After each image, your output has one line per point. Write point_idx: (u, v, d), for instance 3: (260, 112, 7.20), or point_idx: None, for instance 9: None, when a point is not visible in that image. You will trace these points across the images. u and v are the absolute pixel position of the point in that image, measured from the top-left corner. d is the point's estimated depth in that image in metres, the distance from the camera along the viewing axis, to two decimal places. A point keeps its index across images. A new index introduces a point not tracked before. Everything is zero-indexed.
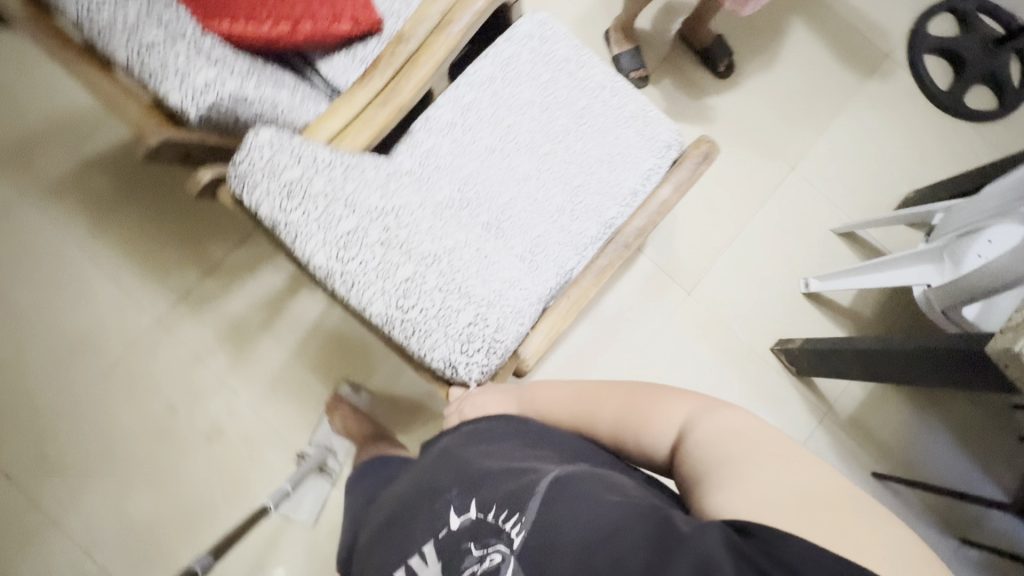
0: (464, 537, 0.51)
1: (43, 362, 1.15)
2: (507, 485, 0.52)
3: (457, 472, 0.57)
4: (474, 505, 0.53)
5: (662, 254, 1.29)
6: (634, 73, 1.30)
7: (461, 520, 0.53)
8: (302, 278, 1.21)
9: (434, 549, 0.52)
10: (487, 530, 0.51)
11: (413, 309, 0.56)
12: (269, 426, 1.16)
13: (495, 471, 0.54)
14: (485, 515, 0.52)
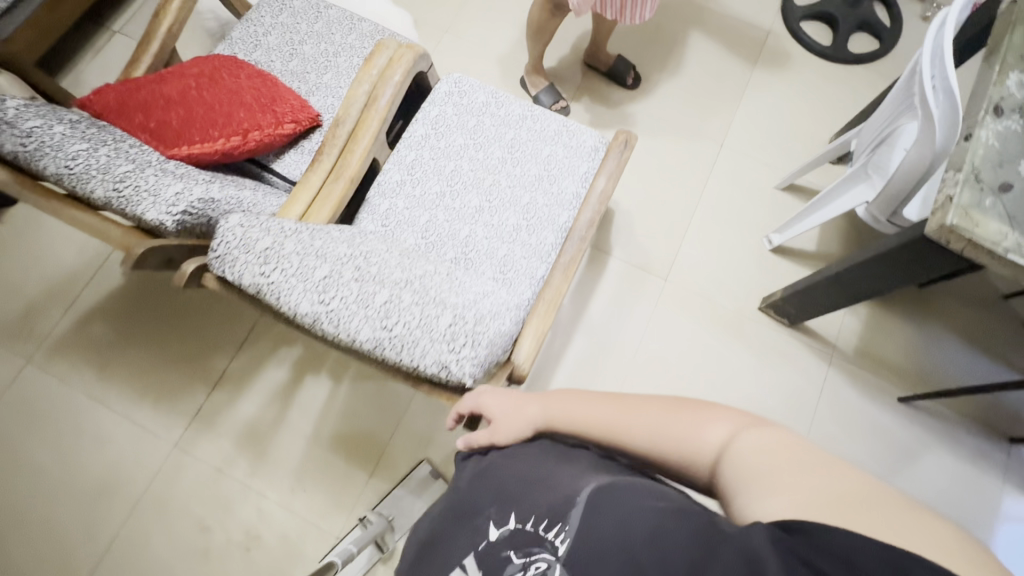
0: (503, 546, 0.49)
1: (72, 517, 1.17)
2: (545, 498, 0.50)
3: (493, 492, 0.55)
4: (513, 517, 0.50)
5: (630, 251, 1.36)
6: (555, 105, 1.44)
7: (500, 531, 0.50)
8: (303, 367, 1.26)
9: (474, 561, 0.49)
10: (527, 538, 0.48)
11: (399, 325, 0.60)
12: (303, 518, 1.17)
13: (533, 490, 0.52)
14: (523, 523, 0.49)
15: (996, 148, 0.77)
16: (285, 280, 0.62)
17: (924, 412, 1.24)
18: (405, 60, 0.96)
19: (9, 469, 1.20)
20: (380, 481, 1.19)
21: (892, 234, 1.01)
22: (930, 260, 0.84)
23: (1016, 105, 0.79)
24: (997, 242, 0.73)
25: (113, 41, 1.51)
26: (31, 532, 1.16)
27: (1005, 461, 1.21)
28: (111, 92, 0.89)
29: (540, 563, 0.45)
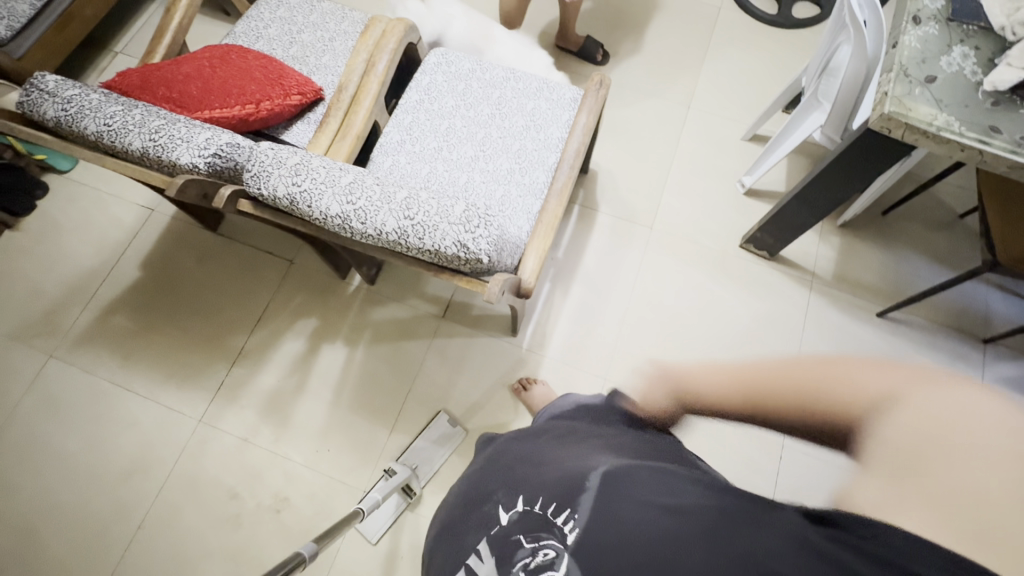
0: (513, 530, 0.49)
1: (102, 497, 1.19)
2: (532, 484, 0.52)
3: (500, 477, 0.57)
4: (521, 501, 0.51)
5: (616, 206, 1.46)
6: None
7: (509, 515, 0.51)
8: (319, 337, 1.32)
9: (487, 544, 0.49)
10: (537, 523, 0.48)
11: (419, 212, 0.68)
12: (330, 476, 1.21)
13: (541, 482, 0.52)
14: (531, 507, 0.50)
15: (918, 49, 0.89)
16: (315, 188, 0.70)
17: (902, 324, 1.34)
18: (397, 31, 1.07)
19: (37, 461, 1.22)
20: (403, 434, 1.24)
21: (837, 149, 1.14)
22: (887, 151, 0.95)
23: (930, 14, 0.92)
24: (930, 122, 0.84)
25: (115, 60, 1.62)
26: (61, 517, 1.18)
27: (983, 361, 1.30)
28: (134, 74, 0.99)
29: (549, 550, 0.45)
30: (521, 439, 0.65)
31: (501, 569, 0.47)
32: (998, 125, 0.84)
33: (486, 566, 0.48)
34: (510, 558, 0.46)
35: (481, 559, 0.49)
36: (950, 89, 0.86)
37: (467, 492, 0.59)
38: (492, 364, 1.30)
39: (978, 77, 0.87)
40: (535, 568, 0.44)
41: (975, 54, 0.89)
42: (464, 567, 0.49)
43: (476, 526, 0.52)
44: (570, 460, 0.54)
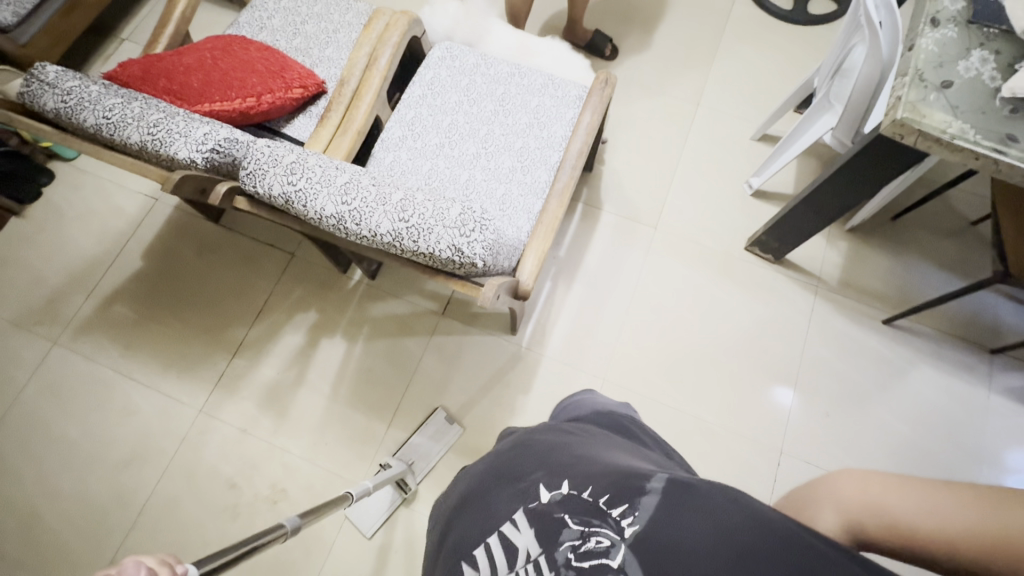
0: (555, 509, 0.47)
1: (103, 484, 1.21)
2: (580, 473, 0.50)
3: (541, 461, 0.56)
4: (565, 484, 0.50)
5: (620, 205, 1.45)
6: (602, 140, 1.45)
7: (551, 495, 0.49)
8: (319, 331, 1.33)
9: (524, 516, 0.49)
10: (587, 510, 0.45)
11: (413, 215, 0.67)
12: (326, 470, 1.21)
13: (596, 473, 0.49)
14: (579, 492, 0.48)
15: (935, 53, 0.86)
16: (310, 187, 0.69)
17: (908, 332, 1.32)
18: (400, 24, 1.06)
19: (40, 446, 1.24)
20: (400, 430, 1.24)
21: (848, 153, 1.11)
22: (897, 157, 0.93)
23: (950, 16, 0.89)
24: (944, 129, 0.81)
25: (121, 47, 1.61)
26: (63, 502, 1.20)
27: (989, 372, 1.27)
28: (135, 65, 0.98)
29: (602, 538, 0.42)
30: (560, 435, 0.63)
31: (538, 542, 0.46)
32: (1016, 133, 0.81)
33: (521, 534, 0.48)
34: (553, 537, 0.45)
35: (515, 528, 0.49)
36: (967, 95, 0.83)
37: (502, 470, 0.59)
38: (491, 362, 1.30)
39: (997, 82, 0.84)
40: (584, 551, 0.42)
41: (994, 59, 0.86)
42: (498, 533, 0.50)
43: (512, 499, 0.53)
44: (629, 462, 0.51)
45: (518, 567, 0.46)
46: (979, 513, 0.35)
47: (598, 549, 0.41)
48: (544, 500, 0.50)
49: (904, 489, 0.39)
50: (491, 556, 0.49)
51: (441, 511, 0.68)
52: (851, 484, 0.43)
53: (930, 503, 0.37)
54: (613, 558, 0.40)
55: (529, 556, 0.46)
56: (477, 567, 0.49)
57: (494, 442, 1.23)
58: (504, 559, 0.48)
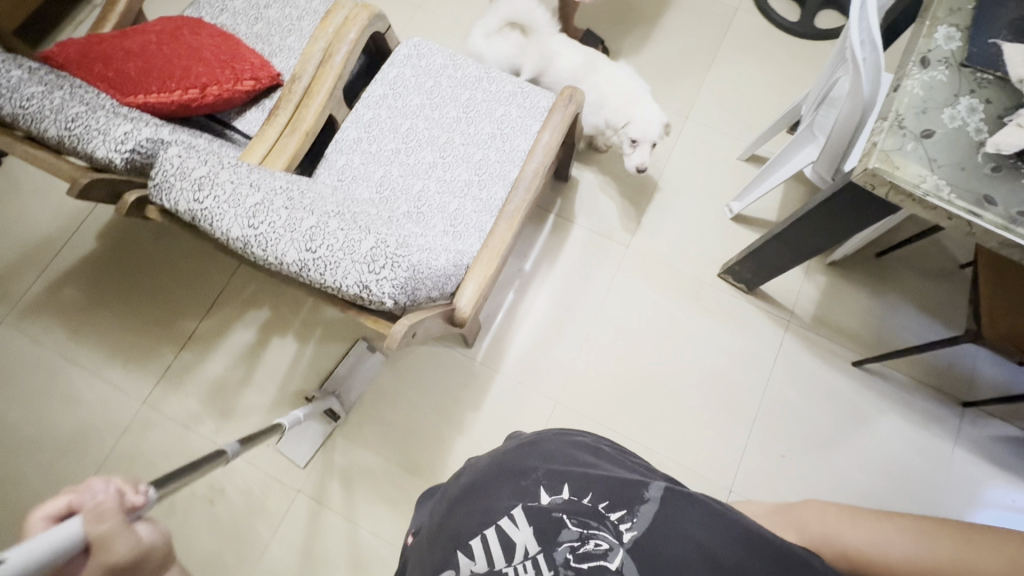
0: (555, 508, 0.53)
1: (41, 469, 1.20)
2: (579, 477, 0.56)
3: (540, 457, 0.60)
4: (567, 488, 0.55)
5: (593, 220, 1.39)
6: (636, 169, 1.23)
7: (552, 497, 0.54)
8: (270, 328, 1.30)
9: (524, 512, 0.54)
10: (588, 514, 0.52)
11: (320, 247, 0.63)
12: (265, 473, 1.19)
13: (596, 478, 0.55)
14: (579, 497, 0.54)
15: (920, 97, 0.80)
16: (216, 206, 0.65)
17: (877, 376, 1.27)
18: (359, 19, 1.00)
19: None
20: (344, 437, 1.22)
21: (825, 189, 1.05)
22: (868, 203, 0.87)
23: (943, 57, 0.82)
24: (916, 185, 0.75)
25: (92, 15, 1.55)
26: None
27: (958, 425, 1.22)
28: (74, 46, 0.92)
29: (602, 541, 0.49)
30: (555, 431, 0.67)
31: (537, 537, 0.52)
32: (994, 195, 0.74)
33: (521, 530, 0.53)
34: (555, 537, 0.51)
35: (515, 523, 0.53)
36: (948, 146, 0.76)
37: (503, 462, 0.62)
38: (443, 374, 1.27)
39: (982, 136, 0.77)
40: (583, 552, 0.49)
41: (983, 108, 0.79)
42: (497, 525, 0.54)
43: (514, 493, 0.56)
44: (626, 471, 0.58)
45: (517, 560, 0.51)
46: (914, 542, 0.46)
47: (597, 551, 0.49)
48: (544, 500, 0.55)
49: (856, 522, 0.50)
50: (489, 546, 0.54)
51: (437, 497, 0.69)
52: (814, 515, 0.53)
53: (876, 535, 0.48)
54: (611, 561, 0.48)
55: (528, 552, 0.51)
56: (476, 554, 0.54)
57: (438, 457, 1.20)
58: (502, 548, 0.53)
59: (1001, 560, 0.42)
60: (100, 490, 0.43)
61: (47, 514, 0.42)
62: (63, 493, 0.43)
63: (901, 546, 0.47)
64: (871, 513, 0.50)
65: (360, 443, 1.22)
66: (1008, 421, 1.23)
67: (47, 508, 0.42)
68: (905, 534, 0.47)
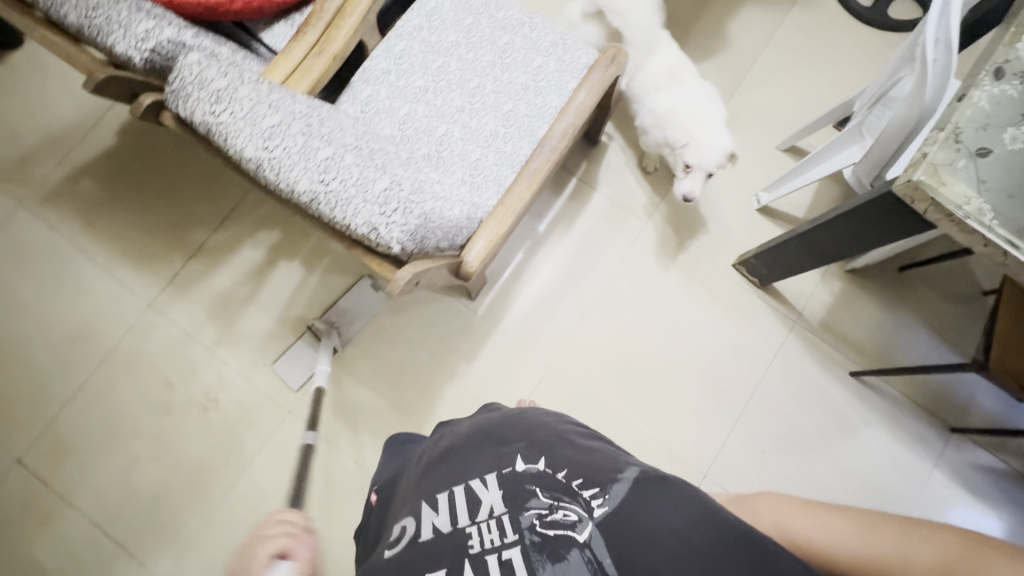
0: (529, 480, 0.56)
1: (48, 354, 1.25)
2: (558, 454, 0.59)
3: (523, 429, 0.63)
4: (543, 461, 0.58)
5: (616, 189, 1.35)
6: (683, 196, 1.16)
7: (527, 468, 0.58)
8: (279, 251, 1.30)
9: (497, 479, 0.58)
10: (561, 489, 0.55)
11: (333, 181, 0.62)
12: (260, 390, 1.23)
13: (574, 456, 0.58)
14: (553, 472, 0.57)
15: (985, 111, 0.74)
16: (233, 122, 0.63)
17: (872, 390, 1.26)
18: None
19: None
20: (338, 368, 1.25)
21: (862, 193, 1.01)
22: (894, 220, 0.85)
23: (1020, 70, 0.76)
24: (959, 205, 0.71)
25: None
26: (9, 362, 1.24)
27: (942, 448, 1.23)
28: None
29: (570, 513, 0.52)
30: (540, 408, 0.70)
31: (505, 502, 0.55)
32: None
33: (491, 493, 0.57)
34: (523, 504, 0.54)
35: (486, 486, 0.58)
36: (1003, 169, 0.72)
37: (487, 429, 0.66)
38: (443, 322, 1.28)
39: None
40: (549, 520, 0.52)
41: None
42: (468, 486, 0.58)
43: (491, 461, 0.60)
44: (602, 448, 0.60)
45: (481, 518, 0.55)
46: (859, 535, 0.47)
47: (564, 521, 0.52)
48: (519, 469, 0.58)
49: (807, 511, 0.53)
50: (456, 502, 0.58)
51: (414, 456, 0.72)
52: (770, 506, 0.56)
53: (825, 526, 0.50)
54: (579, 532, 0.50)
55: (493, 512, 0.55)
56: (440, 508, 0.57)
57: (427, 401, 1.23)
58: (468, 506, 0.56)
59: (923, 550, 0.43)
60: (305, 544, 0.56)
61: (272, 550, 0.53)
62: (278, 534, 0.55)
63: (845, 533, 0.48)
64: (824, 506, 0.52)
65: (353, 376, 1.24)
66: (993, 453, 1.23)
67: (270, 547, 0.53)
68: (852, 524, 0.48)
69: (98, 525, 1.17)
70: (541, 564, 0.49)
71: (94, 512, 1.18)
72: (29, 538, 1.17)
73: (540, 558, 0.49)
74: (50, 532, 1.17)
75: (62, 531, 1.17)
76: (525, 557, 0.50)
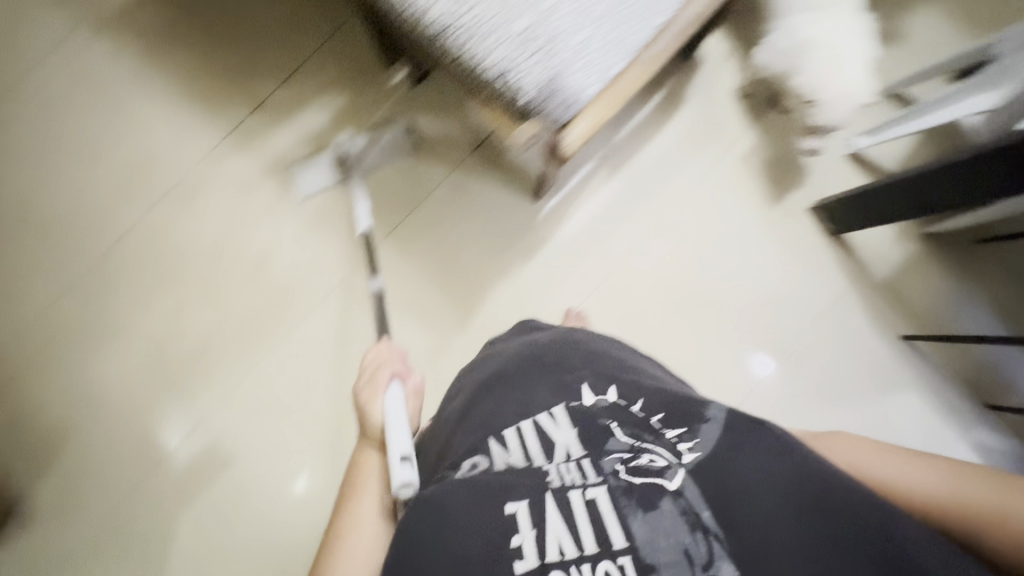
0: (603, 418, 0.65)
1: (110, 185, 1.26)
2: (624, 385, 0.70)
3: (585, 363, 0.74)
4: (614, 396, 0.68)
5: (702, 110, 1.29)
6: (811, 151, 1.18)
7: (598, 404, 0.67)
8: (345, 118, 1.26)
9: (567, 414, 0.66)
10: (642, 430, 0.64)
11: (481, 32, 0.80)
12: (312, 254, 1.23)
13: (644, 391, 0.69)
14: (628, 410, 0.66)
15: None
16: None
17: (918, 356, 1.25)
18: None
19: (63, 127, 1.28)
20: (393, 247, 1.24)
21: None
22: (1003, 173, 0.84)
23: None
24: None
25: None
26: (73, 187, 1.26)
27: (975, 423, 1.23)
28: None
29: (658, 460, 0.60)
30: (593, 338, 0.81)
31: (583, 440, 0.63)
32: None
33: (565, 428, 0.65)
34: (602, 443, 0.62)
35: (558, 422, 0.65)
36: None
37: (544, 358, 0.75)
38: (502, 218, 1.25)
39: None
40: (635, 463, 0.60)
41: None
42: (541, 421, 0.66)
43: (556, 389, 0.69)
44: (671, 389, 0.70)
45: (559, 460, 0.62)
46: (937, 483, 0.63)
47: (652, 467, 0.60)
48: (588, 403, 0.67)
49: (889, 462, 0.67)
50: (527, 440, 0.65)
51: (461, 386, 0.80)
52: (841, 444, 0.71)
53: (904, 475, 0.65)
54: (670, 479, 0.58)
55: (571, 452, 0.62)
56: (511, 446, 0.64)
57: (477, 294, 1.23)
58: (543, 449, 0.63)
59: None
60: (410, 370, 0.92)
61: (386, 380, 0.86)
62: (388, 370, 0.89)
63: (931, 486, 0.63)
64: (898, 455, 0.67)
65: (407, 258, 1.24)
66: None
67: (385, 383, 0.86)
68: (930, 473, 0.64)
69: (147, 357, 1.21)
70: (632, 509, 0.56)
71: (144, 344, 1.21)
72: (80, 356, 1.21)
73: (631, 504, 0.57)
74: (100, 354, 1.21)
75: (112, 355, 1.21)
76: (613, 499, 0.57)
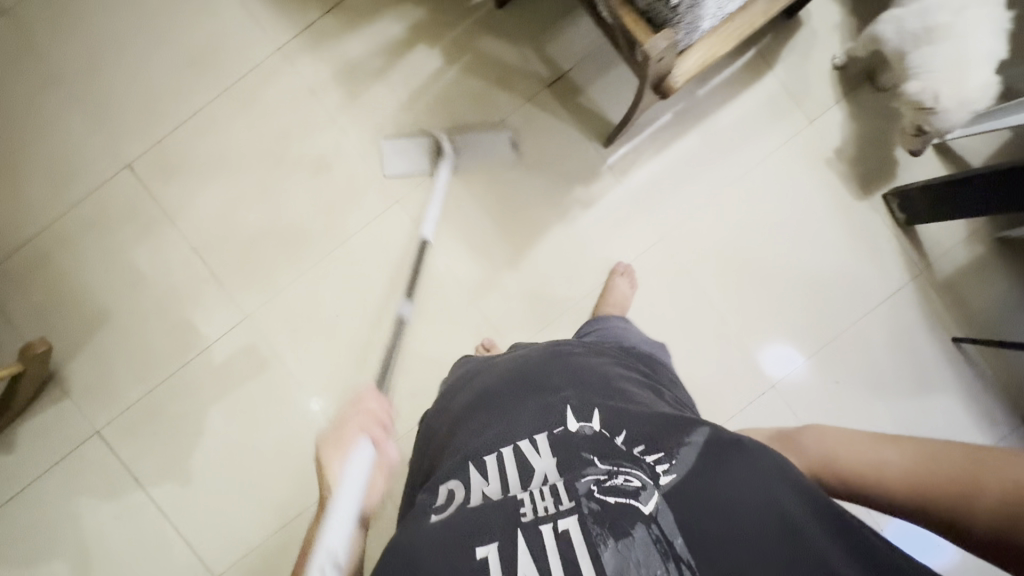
0: (582, 444, 0.57)
1: (172, 71, 1.22)
2: (609, 409, 0.61)
3: (572, 382, 0.67)
4: (597, 420, 0.60)
5: (790, 77, 1.23)
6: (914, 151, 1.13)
7: (580, 427, 0.60)
8: (422, 32, 1.22)
9: (547, 442, 0.59)
10: (621, 455, 0.56)
11: None
12: (371, 170, 1.20)
13: (628, 415, 0.60)
14: (610, 436, 0.58)
15: None
16: None
17: (965, 360, 1.23)
18: None
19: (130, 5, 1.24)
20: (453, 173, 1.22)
21: None
22: None
23: None
24: None
25: None
26: (134, 68, 1.23)
27: (1009, 433, 1.22)
28: None
29: (633, 480, 0.52)
30: (586, 356, 0.74)
31: (559, 466, 0.56)
32: None
33: (544, 458, 0.58)
34: (579, 468, 0.55)
35: (538, 451, 0.59)
36: None
37: (529, 380, 0.69)
38: (568, 159, 1.22)
39: None
40: (611, 486, 0.52)
41: None
42: (522, 449, 0.59)
43: (541, 411, 0.63)
44: (660, 411, 0.62)
45: (533, 487, 0.55)
46: (905, 459, 0.55)
47: (626, 488, 0.52)
48: (571, 429, 0.60)
49: (855, 446, 0.60)
50: (503, 467, 0.59)
51: (450, 404, 0.76)
52: (814, 438, 0.65)
53: (870, 457, 0.58)
54: (643, 502, 0.51)
55: (546, 479, 0.56)
56: (489, 476, 0.58)
57: (533, 232, 1.21)
58: (520, 476, 0.57)
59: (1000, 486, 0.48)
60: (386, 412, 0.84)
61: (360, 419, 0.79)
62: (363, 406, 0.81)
63: (896, 464, 0.56)
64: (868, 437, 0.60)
65: (466, 186, 1.21)
66: None
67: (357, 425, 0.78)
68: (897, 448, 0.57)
69: (195, 251, 1.20)
70: (603, 538, 0.49)
71: (192, 238, 1.21)
72: (129, 241, 1.21)
73: (602, 532, 0.49)
74: (148, 242, 1.21)
75: (160, 243, 1.21)
76: (585, 529, 0.50)
